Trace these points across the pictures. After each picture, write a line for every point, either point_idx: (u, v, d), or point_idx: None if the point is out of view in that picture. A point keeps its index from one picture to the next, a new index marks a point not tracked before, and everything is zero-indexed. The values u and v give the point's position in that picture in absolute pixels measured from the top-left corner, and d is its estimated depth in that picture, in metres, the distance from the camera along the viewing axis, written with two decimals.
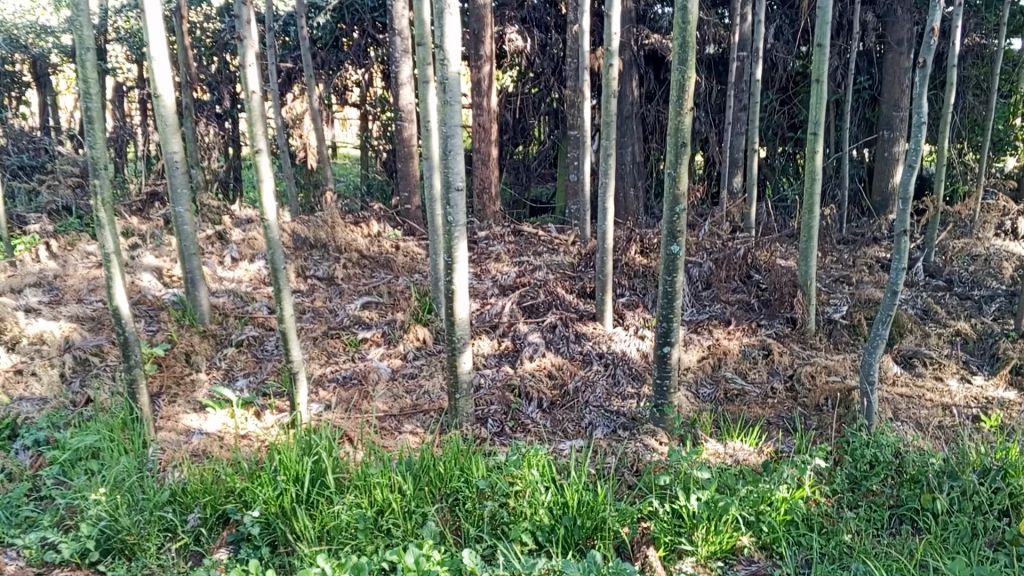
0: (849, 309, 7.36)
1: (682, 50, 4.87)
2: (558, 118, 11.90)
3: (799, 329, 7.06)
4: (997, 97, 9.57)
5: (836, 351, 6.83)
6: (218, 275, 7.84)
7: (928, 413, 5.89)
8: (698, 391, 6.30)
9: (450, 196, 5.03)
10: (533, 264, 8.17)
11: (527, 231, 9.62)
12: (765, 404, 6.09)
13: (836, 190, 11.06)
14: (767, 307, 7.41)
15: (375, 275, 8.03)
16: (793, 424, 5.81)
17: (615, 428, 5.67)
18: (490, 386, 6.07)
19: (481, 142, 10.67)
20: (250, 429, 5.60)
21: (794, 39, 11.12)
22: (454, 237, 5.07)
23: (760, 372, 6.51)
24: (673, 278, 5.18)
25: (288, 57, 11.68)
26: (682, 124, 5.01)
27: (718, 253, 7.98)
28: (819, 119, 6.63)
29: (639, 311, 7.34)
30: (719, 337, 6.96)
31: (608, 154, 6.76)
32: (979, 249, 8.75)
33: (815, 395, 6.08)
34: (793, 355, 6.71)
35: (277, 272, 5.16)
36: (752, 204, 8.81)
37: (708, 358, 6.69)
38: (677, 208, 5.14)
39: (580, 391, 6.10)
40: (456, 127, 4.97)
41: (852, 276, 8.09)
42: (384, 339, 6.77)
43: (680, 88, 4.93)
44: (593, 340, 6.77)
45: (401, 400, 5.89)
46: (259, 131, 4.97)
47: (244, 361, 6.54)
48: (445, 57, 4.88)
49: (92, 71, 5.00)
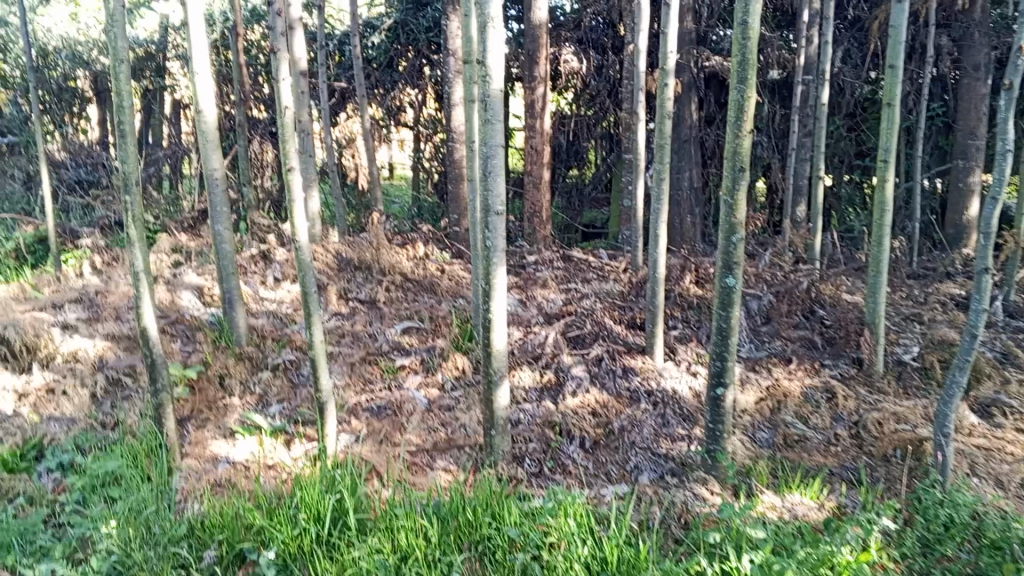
0: (920, 350, 6.82)
1: (742, 67, 4.53)
2: (613, 141, 11.58)
3: (866, 370, 6.57)
4: None
5: (906, 396, 6.32)
6: (259, 296, 7.65)
7: (1009, 469, 5.36)
8: (754, 435, 5.87)
9: (489, 220, 4.78)
10: (581, 292, 7.84)
11: (577, 257, 9.30)
12: (828, 452, 5.67)
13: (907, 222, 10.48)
14: (831, 346, 6.94)
15: (418, 299, 7.78)
16: (858, 475, 5.36)
17: (662, 474, 5.29)
18: (530, 422, 5.74)
19: (533, 164, 10.41)
20: (277, 459, 5.34)
21: (863, 62, 10.64)
22: (493, 262, 4.80)
23: (822, 418, 6.07)
24: (729, 313, 4.80)
25: (342, 77, 11.63)
26: (741, 146, 4.65)
27: (778, 286, 7.54)
28: (891, 146, 6.17)
29: (692, 346, 6.94)
30: (779, 376, 6.50)
31: (662, 178, 6.42)
32: None
33: (882, 446, 5.61)
34: (859, 400, 6.24)
35: (307, 295, 4.95)
36: (817, 235, 8.33)
37: (767, 399, 6.24)
38: (733, 237, 4.76)
39: (626, 430, 5.73)
40: (497, 147, 4.72)
41: (924, 314, 7.55)
42: (422, 366, 6.50)
43: (739, 109, 4.59)
44: (642, 375, 6.39)
45: (436, 433, 5.60)
46: (293, 148, 4.80)
47: (279, 387, 6.31)
48: (487, 74, 4.64)
49: (126, 84, 4.88)
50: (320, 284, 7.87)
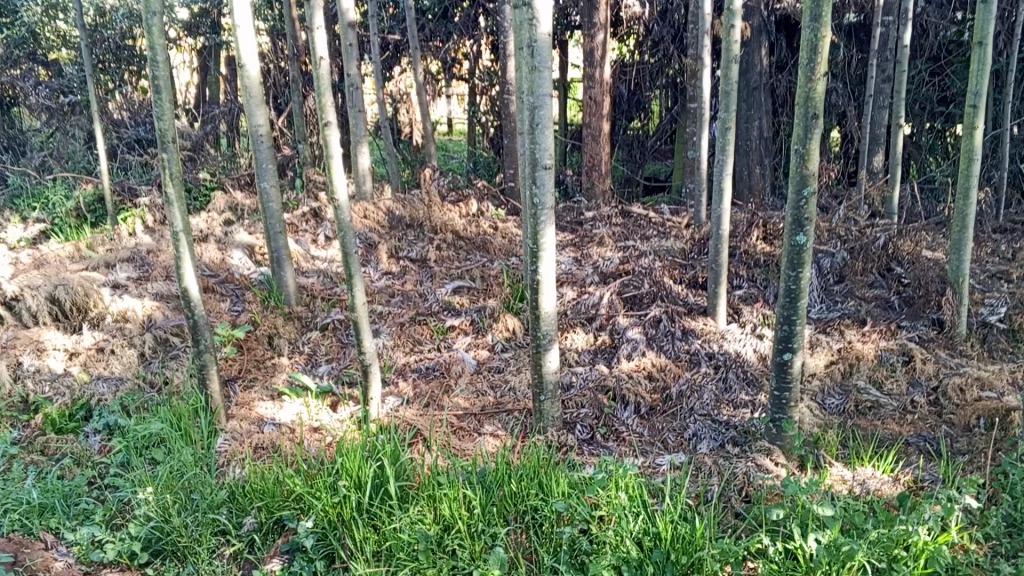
0: (1007, 311, 6.26)
1: (816, 4, 4.10)
2: (676, 90, 11.06)
3: (947, 332, 6.11)
4: None
5: (991, 360, 5.86)
6: (310, 254, 7.44)
7: None
8: (823, 401, 5.53)
9: (537, 175, 4.50)
10: (640, 250, 7.49)
11: (636, 213, 8.94)
12: (903, 420, 5.30)
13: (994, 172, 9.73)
14: (909, 306, 6.46)
15: (470, 258, 7.55)
16: (935, 446, 4.98)
17: (722, 443, 5.00)
18: (582, 386, 5.48)
19: (592, 116, 10.00)
20: (323, 421, 5.20)
21: (949, 1, 9.87)
22: (542, 221, 4.54)
23: (898, 383, 5.66)
24: (799, 273, 4.44)
25: (395, 29, 11.30)
26: (815, 91, 4.23)
27: (853, 241, 7.06)
28: (983, 89, 5.62)
29: (757, 306, 6.57)
30: (852, 340, 6.09)
31: (727, 127, 6.00)
32: None
33: (964, 414, 5.19)
34: (939, 363, 5.80)
35: (348, 255, 4.77)
36: (895, 187, 7.79)
37: (838, 363, 5.87)
38: (804, 191, 4.40)
39: (685, 396, 5.45)
40: (546, 96, 4.42)
41: (1012, 271, 6.96)
42: (472, 328, 6.27)
43: (812, 49, 4.16)
44: (703, 338, 6.08)
45: (484, 397, 5.38)
46: (329, 101, 4.62)
47: (328, 346, 6.13)
48: (534, 17, 4.30)
49: (160, 36, 4.69)
50: (370, 243, 7.67)
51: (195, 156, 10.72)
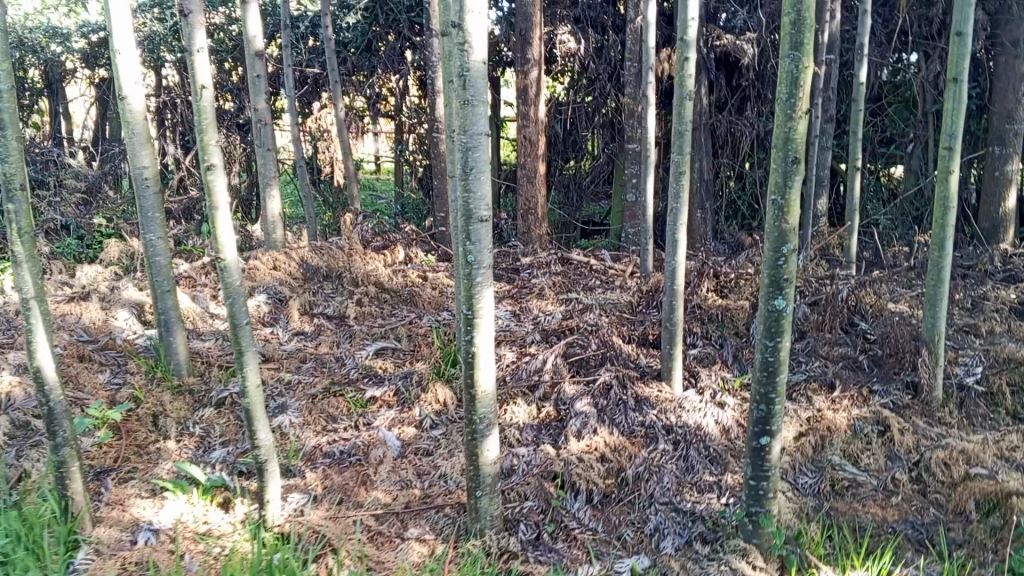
0: (985, 372, 5.73)
1: (796, 30, 3.49)
2: (615, 130, 10.50)
3: (922, 397, 5.53)
4: None
5: (972, 429, 5.32)
6: (209, 313, 6.50)
7: None
8: (795, 481, 4.82)
9: (471, 229, 3.77)
10: (583, 304, 6.80)
11: (577, 259, 8.28)
12: (887, 504, 4.63)
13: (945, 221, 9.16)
14: (879, 368, 5.91)
15: (395, 314, 6.71)
16: (927, 536, 4.36)
17: (689, 540, 4.30)
18: (524, 473, 4.64)
19: (528, 156, 9.32)
20: (213, 525, 4.28)
21: (888, 41, 9.49)
22: (477, 282, 3.80)
23: (876, 457, 5.00)
24: (778, 343, 3.79)
25: (315, 62, 10.47)
26: (796, 131, 3.63)
27: (813, 294, 6.48)
28: (958, 130, 5.10)
29: (715, 368, 5.94)
30: (822, 408, 5.40)
31: (682, 171, 5.35)
32: None
33: (956, 497, 4.59)
34: (918, 434, 5.17)
35: (237, 326, 3.91)
36: (853, 235, 7.31)
37: (807, 435, 5.18)
38: (783, 248, 3.74)
39: (642, 480, 4.72)
40: (480, 135, 3.72)
41: (979, 325, 6.47)
42: (396, 399, 5.39)
43: (793, 82, 3.56)
44: (659, 407, 5.38)
45: (408, 489, 4.52)
46: (213, 141, 3.82)
47: (224, 425, 5.20)
48: (466, 43, 3.62)
49: (2, 59, 3.80)
50: (280, 298, 6.74)
51: (89, 199, 9.66)
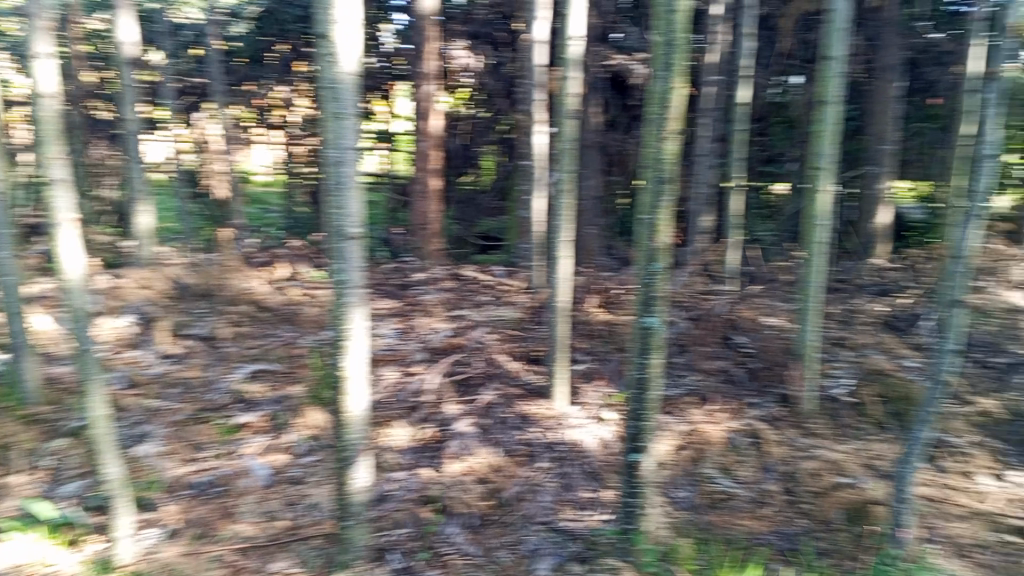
0: (852, 384, 5.96)
1: (667, 51, 3.56)
2: (509, 146, 10.49)
3: (794, 410, 5.67)
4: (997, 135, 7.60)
5: (840, 438, 5.43)
6: (70, 335, 6.10)
7: (966, 531, 4.42)
8: (671, 495, 4.82)
9: (340, 247, 3.59)
10: (471, 321, 6.75)
11: (468, 276, 8.22)
12: (757, 515, 4.65)
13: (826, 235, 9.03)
14: (754, 380, 6.05)
15: (273, 334, 6.47)
16: (794, 545, 4.38)
17: (566, 560, 4.17)
18: (400, 499, 4.56)
19: (420, 170, 9.17)
20: (58, 567, 3.96)
21: (772, 63, 9.70)
22: (346, 302, 3.63)
23: (750, 470, 5.07)
24: (649, 360, 3.78)
25: (199, 71, 9.93)
26: (664, 151, 3.67)
27: (693, 311, 6.87)
28: (828, 152, 5.24)
29: (598, 385, 5.95)
30: (698, 422, 5.52)
31: (563, 188, 5.19)
32: (988, 302, 6.89)
33: (822, 507, 4.67)
34: (788, 444, 5.32)
35: (81, 354, 3.65)
36: (733, 249, 7.53)
37: (685, 449, 5.25)
38: (655, 266, 3.74)
39: (521, 500, 4.64)
40: (349, 150, 3.56)
41: (850, 338, 6.71)
42: (270, 425, 5.18)
43: (663, 102, 3.61)
44: (542, 426, 5.35)
45: (275, 521, 4.31)
46: (55, 154, 3.56)
47: (78, 457, 4.85)
48: (333, 54, 3.47)
49: None
50: (149, 319, 6.42)
51: None
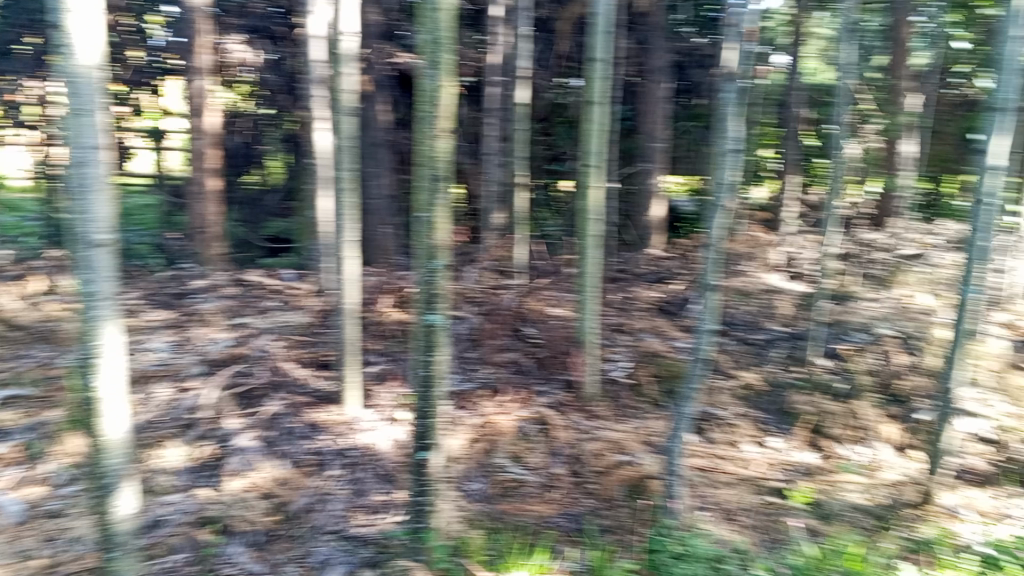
0: (630, 366, 6.31)
1: (434, 49, 3.53)
2: (295, 144, 10.12)
3: (579, 395, 5.91)
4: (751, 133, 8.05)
5: (623, 419, 5.72)
6: None
7: (733, 494, 4.77)
8: (464, 489, 4.81)
9: (85, 255, 3.12)
10: (255, 329, 6.47)
11: (252, 280, 7.87)
12: (546, 500, 4.77)
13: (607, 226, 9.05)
14: (541, 368, 6.27)
15: (25, 355, 5.84)
16: (580, 525, 4.52)
17: (356, 567, 4.06)
18: (176, 523, 4.27)
19: (196, 171, 8.61)
20: None
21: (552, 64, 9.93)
22: (94, 319, 3.20)
23: (539, 456, 5.20)
24: (430, 357, 3.70)
25: None
26: (435, 150, 3.63)
27: (483, 305, 7.05)
28: (595, 149, 5.41)
29: (390, 386, 5.89)
30: (489, 414, 5.61)
31: (346, 188, 4.99)
32: (749, 283, 7.51)
33: (606, 485, 4.88)
34: (574, 429, 5.53)
35: None
36: (519, 243, 7.73)
37: (479, 441, 5.30)
38: (434, 263, 3.69)
39: (309, 511, 4.49)
40: (92, 149, 3.10)
41: (628, 324, 7.08)
42: (24, 456, 4.70)
43: (432, 101, 3.58)
44: (331, 432, 5.22)
45: (28, 561, 3.88)
46: None
47: None
48: (67, 42, 2.99)
49: None
50: None
51: None
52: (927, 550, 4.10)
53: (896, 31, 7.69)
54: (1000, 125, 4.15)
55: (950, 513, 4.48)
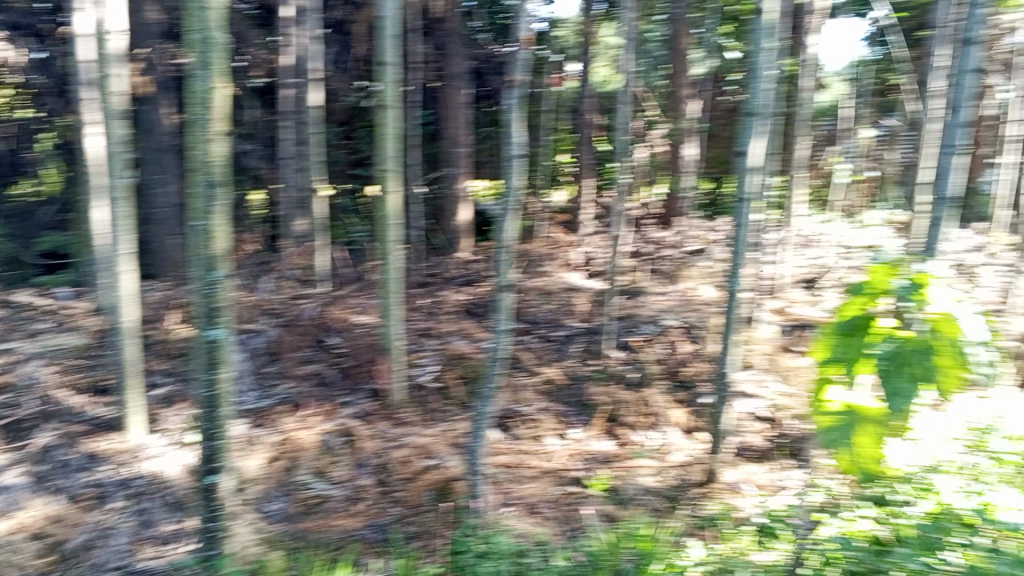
0: (437, 370, 6.31)
1: (204, 49, 3.13)
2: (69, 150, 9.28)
3: (386, 403, 5.83)
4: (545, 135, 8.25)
5: (429, 423, 5.69)
6: None
7: (536, 488, 4.87)
8: (263, 510, 4.57)
9: None
10: (23, 355, 5.91)
11: (18, 302, 7.19)
12: (351, 511, 4.63)
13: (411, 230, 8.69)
14: (347, 379, 6.14)
15: None
16: (387, 534, 4.41)
17: None
18: None
19: None
20: None
21: None
22: None
23: (344, 468, 5.03)
24: (215, 375, 3.30)
25: None
26: (210, 154, 3.20)
27: (282, 317, 6.83)
28: (390, 154, 5.13)
29: (179, 409, 5.58)
30: (291, 430, 5.41)
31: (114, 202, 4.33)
32: (547, 283, 7.80)
33: (412, 491, 4.80)
34: (379, 436, 5.43)
35: None
36: (320, 250, 7.57)
37: (280, 458, 5.06)
38: (214, 275, 3.26)
39: (89, 549, 4.14)
40: None
41: (434, 328, 7.05)
42: None
43: (204, 102, 3.15)
44: (114, 462, 4.86)
45: None
46: None
47: None
48: None
49: None
50: None
51: None
52: (713, 525, 4.36)
53: (677, 42, 8.16)
54: (750, 130, 4.59)
55: (732, 488, 4.82)
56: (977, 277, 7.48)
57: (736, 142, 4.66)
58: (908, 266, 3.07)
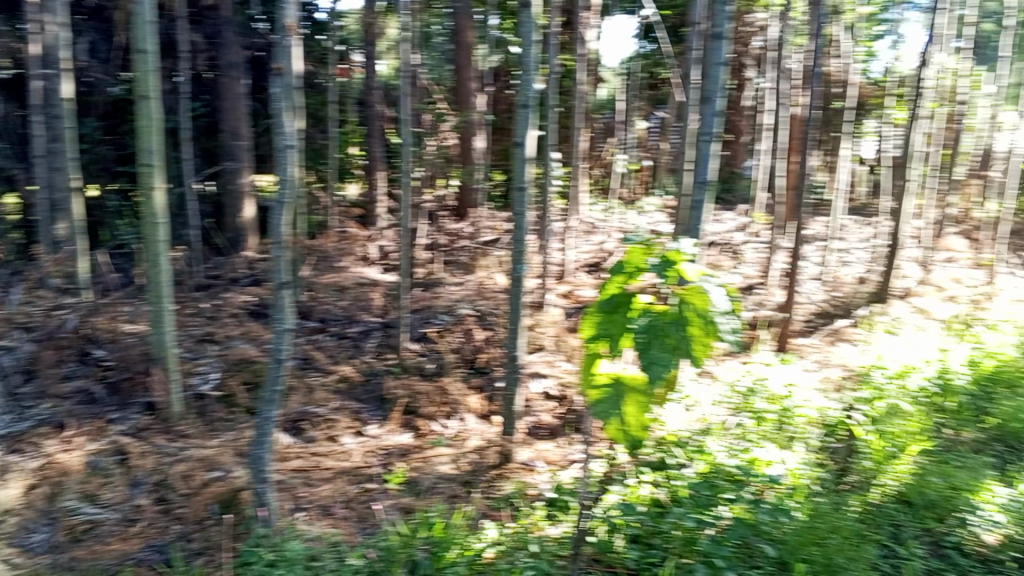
0: (220, 377, 5.87)
1: None
2: None
3: (162, 416, 5.39)
4: (330, 127, 8.06)
5: (213, 434, 5.31)
6: None
7: (331, 489, 4.61)
8: (22, 543, 4.22)
9: None
10: None
11: None
12: (127, 535, 4.29)
13: (181, 230, 8.33)
14: (116, 394, 5.66)
15: None
16: (168, 554, 4.13)
17: None
18: None
19: None
20: None
21: None
22: None
23: (116, 489, 4.62)
24: None
25: None
26: None
27: (37, 330, 6.25)
28: (155, 147, 4.84)
29: None
30: (52, 454, 4.91)
31: None
32: (344, 280, 7.32)
33: (194, 505, 4.47)
34: (156, 451, 5.00)
35: None
36: (82, 257, 6.83)
37: (40, 486, 4.59)
38: None
39: None
40: None
41: (217, 332, 6.53)
42: None
43: None
44: None
45: None
46: None
47: None
48: None
49: None
50: None
51: None
52: (507, 505, 4.43)
53: (462, 34, 8.26)
54: (524, 121, 4.62)
55: (526, 467, 4.92)
56: (725, 262, 8.34)
57: (513, 130, 4.65)
58: (660, 241, 3.31)
